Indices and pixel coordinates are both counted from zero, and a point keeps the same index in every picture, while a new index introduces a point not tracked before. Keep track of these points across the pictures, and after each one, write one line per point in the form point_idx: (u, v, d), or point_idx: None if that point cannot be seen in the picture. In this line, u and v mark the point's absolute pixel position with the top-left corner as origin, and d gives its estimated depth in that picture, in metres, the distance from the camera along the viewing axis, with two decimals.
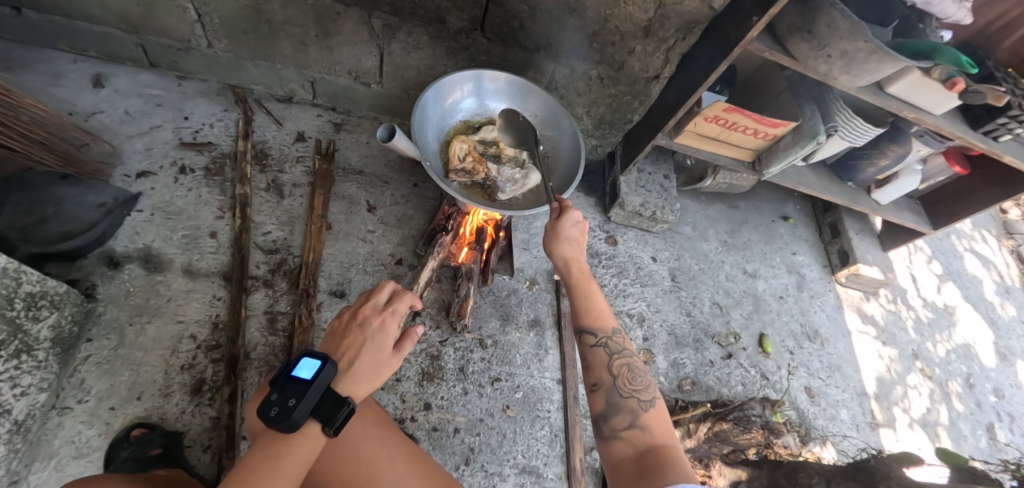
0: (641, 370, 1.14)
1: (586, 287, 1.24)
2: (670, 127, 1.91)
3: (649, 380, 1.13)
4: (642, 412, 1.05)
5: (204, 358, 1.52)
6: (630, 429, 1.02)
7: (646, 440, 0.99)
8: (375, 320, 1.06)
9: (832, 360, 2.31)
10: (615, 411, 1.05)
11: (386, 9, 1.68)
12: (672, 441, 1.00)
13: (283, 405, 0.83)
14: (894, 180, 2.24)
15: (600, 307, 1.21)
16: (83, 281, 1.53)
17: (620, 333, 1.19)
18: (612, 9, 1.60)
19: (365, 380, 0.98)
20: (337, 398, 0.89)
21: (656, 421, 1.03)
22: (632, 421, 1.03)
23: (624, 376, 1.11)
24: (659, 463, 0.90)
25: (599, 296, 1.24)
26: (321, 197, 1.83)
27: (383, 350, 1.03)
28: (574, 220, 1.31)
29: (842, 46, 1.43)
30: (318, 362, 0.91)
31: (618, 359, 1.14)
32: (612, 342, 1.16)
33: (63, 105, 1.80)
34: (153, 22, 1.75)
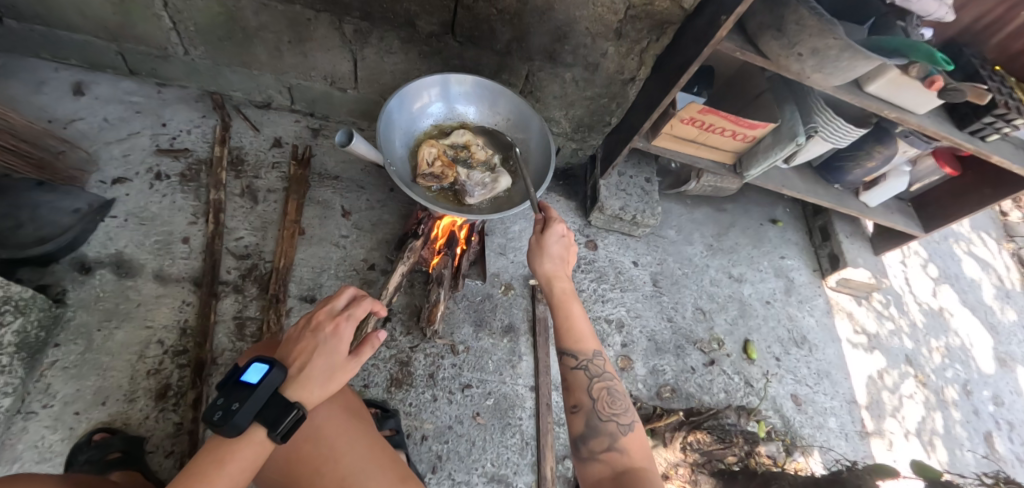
0: (621, 393, 1.16)
1: (569, 308, 1.24)
2: (646, 129, 1.89)
3: (628, 403, 1.15)
4: (620, 435, 1.07)
5: (170, 363, 1.52)
6: (608, 451, 1.05)
7: (623, 464, 1.01)
8: (329, 324, 1.03)
9: (821, 367, 2.25)
10: (593, 433, 1.08)
11: (356, 15, 1.68)
12: (648, 465, 1.02)
13: (225, 410, 0.82)
14: (882, 182, 2.18)
15: (583, 329, 1.22)
16: (54, 287, 1.54)
17: (601, 356, 1.20)
18: (581, 11, 1.59)
19: (316, 385, 0.95)
20: (282, 402, 0.87)
21: (634, 445, 1.06)
22: (610, 444, 1.06)
23: (604, 399, 1.13)
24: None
25: (582, 317, 1.24)
26: (295, 202, 1.84)
27: (337, 355, 0.99)
28: (559, 237, 1.30)
29: (812, 44, 1.40)
30: (265, 366, 0.89)
31: (597, 382, 1.16)
32: (592, 365, 1.17)
33: (44, 112, 1.83)
34: (131, 30, 1.76)
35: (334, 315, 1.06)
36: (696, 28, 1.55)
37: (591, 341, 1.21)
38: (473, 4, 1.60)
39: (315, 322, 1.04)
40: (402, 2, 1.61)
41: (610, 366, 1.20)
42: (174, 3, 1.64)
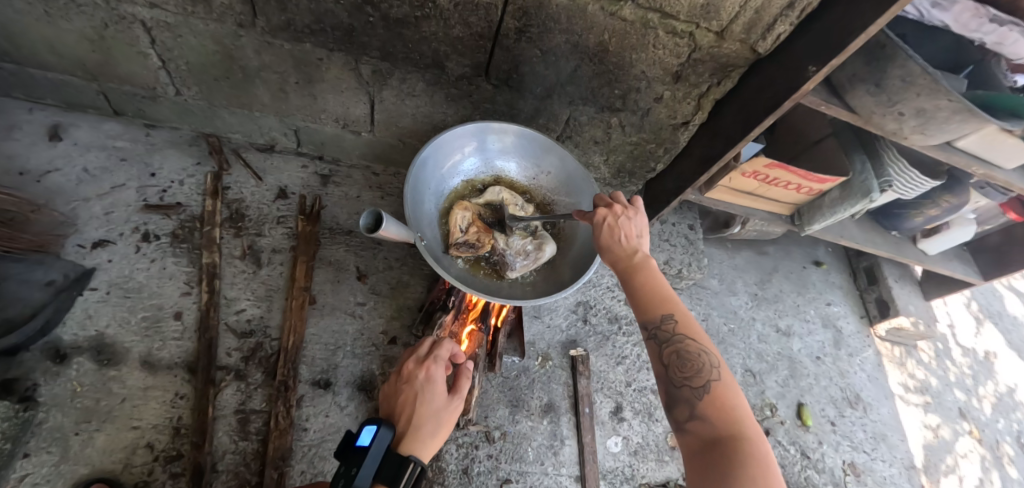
0: (701, 350, 0.90)
1: (633, 273, 1.03)
2: (702, 182, 1.71)
3: (713, 360, 0.89)
4: (700, 401, 0.83)
5: (162, 472, 1.30)
6: (692, 421, 0.82)
7: (712, 436, 0.78)
8: (420, 372, 1.15)
9: (878, 430, 2.07)
10: (672, 402, 0.87)
11: (376, 54, 1.44)
12: (746, 431, 0.77)
13: (346, 476, 0.90)
14: (945, 230, 2.00)
15: (653, 292, 1.00)
16: (22, 381, 1.30)
17: (675, 317, 0.95)
18: (639, 53, 1.38)
19: (426, 435, 1.04)
20: (398, 458, 0.95)
21: (728, 411, 0.81)
22: (692, 412, 0.83)
23: (678, 363, 0.89)
24: (728, 473, 0.70)
25: (652, 278, 1.02)
26: (303, 265, 1.62)
27: (436, 400, 1.10)
28: (605, 217, 1.09)
29: (918, 104, 1.22)
30: (373, 426, 0.97)
31: (669, 347, 0.92)
32: (663, 331, 0.94)
33: (14, 162, 1.58)
34: (113, 69, 1.51)
35: (422, 361, 1.18)
36: (772, 77, 1.34)
37: (664, 302, 0.98)
38: (514, 45, 1.37)
39: (407, 374, 1.16)
40: (431, 42, 1.37)
41: (689, 325, 0.94)
42: (162, 39, 1.39)
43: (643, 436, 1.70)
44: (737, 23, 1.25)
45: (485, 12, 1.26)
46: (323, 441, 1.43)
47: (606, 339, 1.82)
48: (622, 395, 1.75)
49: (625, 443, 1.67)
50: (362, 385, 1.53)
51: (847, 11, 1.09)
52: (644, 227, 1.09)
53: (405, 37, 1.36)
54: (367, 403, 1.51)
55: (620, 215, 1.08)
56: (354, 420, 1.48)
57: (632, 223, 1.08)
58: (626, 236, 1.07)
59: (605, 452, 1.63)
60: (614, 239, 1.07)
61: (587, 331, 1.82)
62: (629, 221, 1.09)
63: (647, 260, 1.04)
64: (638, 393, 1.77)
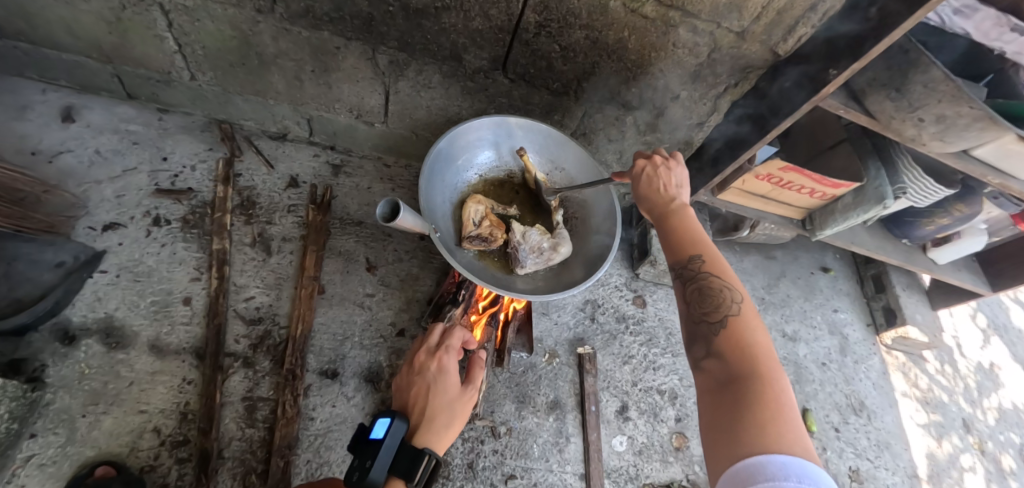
0: (727, 288, 0.90)
1: (666, 220, 1.07)
2: (715, 183, 1.71)
3: (739, 299, 0.87)
4: (716, 340, 0.83)
5: (168, 457, 1.30)
6: (707, 360, 0.82)
7: (724, 374, 0.77)
8: (432, 363, 1.19)
9: (881, 437, 2.06)
10: (692, 341, 0.88)
11: (394, 44, 1.43)
12: (761, 374, 0.73)
13: (361, 469, 0.93)
14: (956, 239, 2.00)
15: (682, 236, 1.02)
16: (31, 362, 1.30)
17: (703, 256, 0.97)
18: (658, 52, 1.37)
19: (440, 425, 1.08)
20: (413, 450, 0.98)
21: (745, 349, 0.79)
22: (708, 352, 0.83)
23: (700, 300, 0.90)
24: (730, 409, 0.70)
25: (681, 222, 1.05)
26: (313, 255, 1.61)
27: (449, 390, 1.14)
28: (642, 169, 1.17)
29: (939, 110, 1.20)
30: (387, 418, 1.00)
31: (694, 284, 0.94)
32: (689, 269, 0.96)
33: (26, 142, 1.58)
34: (128, 52, 1.50)
35: (433, 352, 1.23)
36: (792, 80, 1.33)
37: (691, 244, 1.00)
38: (533, 39, 1.36)
39: (419, 365, 1.20)
40: (450, 33, 1.37)
41: (717, 264, 0.94)
42: (178, 23, 1.38)
43: (648, 436, 1.69)
44: (758, 24, 1.25)
45: (505, 4, 1.25)
46: (329, 431, 1.42)
47: (613, 338, 1.81)
48: (628, 395, 1.74)
49: (630, 442, 1.66)
50: (369, 376, 1.52)
51: (872, 14, 1.08)
52: (686, 178, 1.14)
53: (424, 28, 1.35)
54: (374, 395, 1.51)
55: (659, 165, 1.13)
56: (361, 411, 1.48)
57: (673, 175, 1.13)
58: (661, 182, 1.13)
59: (610, 451, 1.63)
60: (655, 188, 1.12)
61: (595, 329, 1.81)
62: (671, 174, 1.13)
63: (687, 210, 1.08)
64: (644, 393, 1.76)
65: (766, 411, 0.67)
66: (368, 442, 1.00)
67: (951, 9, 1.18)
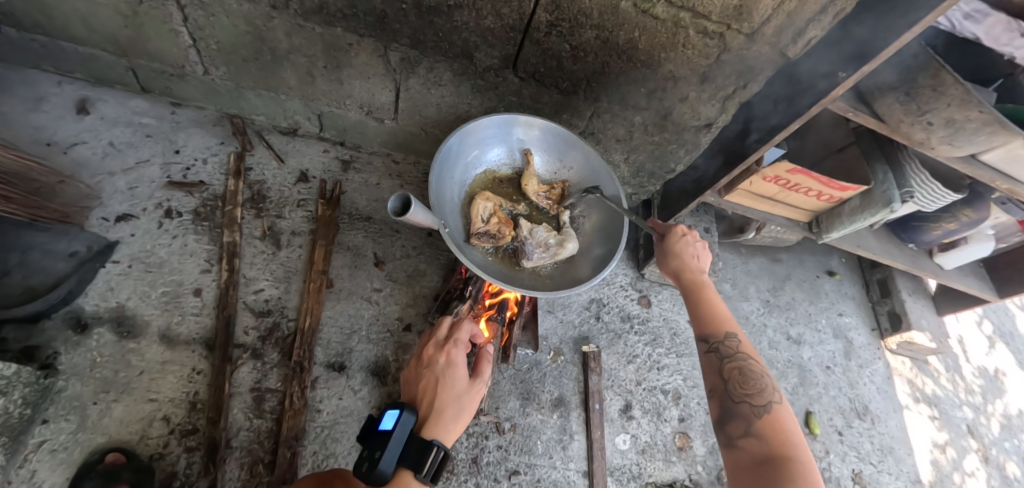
0: (761, 372, 1.08)
1: (700, 295, 1.25)
2: (722, 184, 1.72)
3: (772, 383, 1.06)
4: (757, 418, 0.99)
5: (177, 446, 1.31)
6: (745, 436, 0.98)
7: (765, 451, 0.93)
8: (441, 356, 1.21)
9: (885, 442, 2.06)
10: (729, 415, 1.03)
11: (406, 42, 1.44)
12: (797, 453, 0.90)
13: (371, 459, 0.95)
14: (963, 244, 1.99)
15: (718, 316, 1.20)
16: (44, 349, 1.32)
17: (737, 337, 1.15)
18: (668, 52, 1.38)
19: (450, 418, 1.09)
20: (422, 442, 1.00)
21: (780, 431, 0.96)
22: (748, 429, 0.98)
23: (741, 381, 1.07)
24: (780, 485, 0.84)
25: (713, 301, 1.23)
26: (321, 249, 1.63)
27: (457, 384, 1.16)
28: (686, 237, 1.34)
29: (948, 114, 1.21)
30: (397, 411, 1.02)
31: (731, 363, 1.11)
32: (726, 348, 1.13)
33: (42, 133, 1.60)
34: (143, 46, 1.52)
35: (441, 346, 1.24)
36: (801, 82, 1.33)
37: (725, 324, 1.18)
38: (543, 38, 1.37)
39: (428, 359, 1.22)
40: (462, 31, 1.38)
41: (749, 348, 1.13)
42: (194, 18, 1.39)
43: (651, 435, 1.70)
44: (768, 25, 1.26)
45: (517, 3, 1.26)
46: (335, 423, 1.44)
47: (618, 337, 1.82)
48: (632, 394, 1.74)
49: (634, 441, 1.67)
50: (375, 370, 1.54)
51: (884, 16, 1.08)
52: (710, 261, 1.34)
53: (436, 25, 1.36)
54: (380, 389, 1.52)
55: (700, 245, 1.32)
56: (367, 404, 1.49)
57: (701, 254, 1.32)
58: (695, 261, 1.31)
59: (613, 449, 1.63)
60: (693, 264, 1.29)
61: (599, 328, 1.82)
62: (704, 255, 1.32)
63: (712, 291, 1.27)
64: (648, 392, 1.77)
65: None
66: (377, 434, 1.02)
67: (962, 14, 1.18)
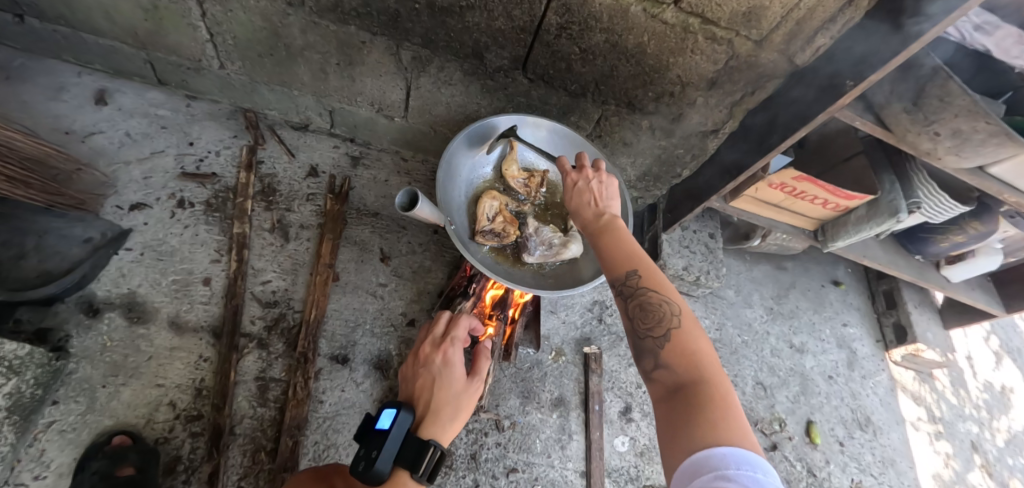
0: (664, 300, 0.85)
1: (601, 236, 1.03)
2: (727, 190, 1.73)
3: (677, 309, 0.84)
4: (663, 350, 0.80)
5: (182, 431, 1.34)
6: (660, 373, 0.80)
7: (678, 385, 0.75)
8: (437, 355, 1.22)
9: (887, 454, 2.05)
10: (642, 357, 0.84)
11: (417, 41, 1.47)
12: (705, 377, 0.73)
13: (367, 458, 0.96)
14: (971, 257, 1.97)
15: (614, 246, 0.99)
16: (56, 332, 1.35)
17: (637, 270, 0.92)
18: (676, 57, 1.39)
19: (447, 418, 1.11)
20: (419, 442, 1.01)
21: (690, 357, 0.77)
22: (659, 362, 0.80)
23: (642, 315, 0.86)
24: (686, 421, 0.67)
25: (614, 235, 1.02)
26: (329, 243, 1.65)
27: (456, 383, 1.17)
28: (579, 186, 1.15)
29: (955, 125, 1.21)
30: (394, 410, 1.03)
31: (629, 296, 0.90)
32: (624, 280, 0.92)
33: (61, 122, 1.65)
34: (162, 39, 1.55)
35: (438, 344, 1.25)
36: (810, 90, 1.34)
37: (623, 253, 0.97)
38: (553, 41, 1.39)
39: (424, 358, 1.23)
40: (473, 32, 1.40)
41: (651, 278, 0.89)
42: (212, 13, 1.43)
43: (650, 438, 1.70)
44: (777, 33, 1.27)
45: (528, 6, 1.28)
46: (337, 415, 1.46)
47: (620, 339, 1.83)
48: (632, 396, 1.75)
49: (632, 443, 1.67)
50: (378, 364, 1.56)
51: (889, 26, 1.09)
52: (614, 190, 1.14)
53: (448, 25, 1.39)
54: (382, 382, 1.54)
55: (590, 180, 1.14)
56: (369, 397, 1.51)
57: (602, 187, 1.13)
58: (593, 202, 1.11)
59: (612, 451, 1.64)
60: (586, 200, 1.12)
61: (602, 330, 1.82)
62: (603, 187, 1.13)
63: (612, 218, 1.06)
64: (647, 395, 1.77)
65: (716, 410, 0.65)
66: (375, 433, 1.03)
67: (971, 26, 1.18)
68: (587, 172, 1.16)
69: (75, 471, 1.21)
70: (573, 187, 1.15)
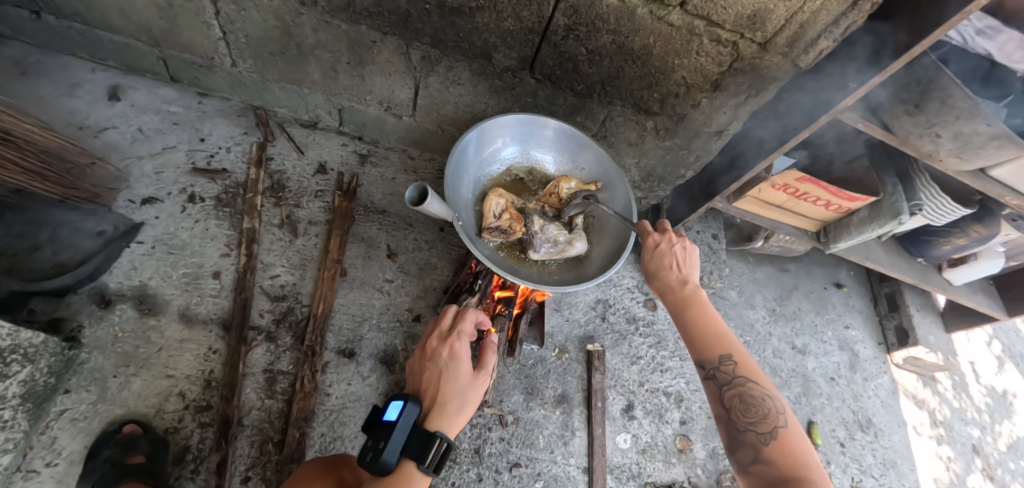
0: (764, 395, 1.03)
1: (690, 309, 1.16)
2: (730, 191, 1.75)
3: (777, 405, 1.01)
4: (764, 446, 0.96)
5: (191, 421, 1.36)
6: (757, 465, 0.95)
7: (777, 477, 0.91)
8: (444, 349, 1.23)
9: (887, 456, 2.05)
10: (737, 445, 1.00)
11: (427, 41, 1.50)
12: (808, 473, 0.89)
13: (375, 449, 1.00)
14: (973, 260, 1.98)
15: (708, 332, 1.13)
16: (69, 322, 1.38)
17: (733, 358, 1.08)
18: (681, 59, 1.41)
19: (454, 412, 1.12)
20: (425, 434, 1.03)
21: (792, 457, 0.93)
22: (757, 456, 0.96)
23: (743, 408, 1.03)
24: None
25: (703, 312, 1.16)
26: (337, 239, 1.68)
27: (462, 376, 1.18)
28: (660, 248, 1.24)
29: (956, 127, 1.23)
30: (400, 402, 1.05)
31: (731, 390, 1.05)
32: (724, 372, 1.07)
33: (75, 117, 1.67)
34: (176, 37, 1.58)
35: (445, 337, 1.26)
36: (813, 92, 1.36)
37: (721, 343, 1.11)
38: (561, 42, 1.42)
39: (432, 352, 1.24)
40: (482, 32, 1.43)
41: (749, 368, 1.06)
42: (226, 12, 1.46)
43: (652, 436, 1.71)
44: (781, 35, 1.30)
45: (537, 7, 1.30)
46: (343, 407, 1.48)
47: (623, 338, 1.84)
48: (634, 394, 1.76)
49: (635, 440, 1.69)
50: (384, 358, 1.58)
51: (890, 30, 1.11)
52: (694, 261, 1.25)
53: (458, 26, 1.41)
54: (389, 376, 1.56)
55: (675, 244, 1.24)
56: (375, 391, 1.53)
57: (688, 260, 1.24)
58: (676, 269, 1.22)
59: (615, 448, 1.66)
60: (664, 268, 1.23)
61: (605, 328, 1.84)
62: (687, 258, 1.24)
63: (698, 294, 1.18)
64: (650, 393, 1.78)
65: None
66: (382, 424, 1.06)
67: (973, 30, 1.20)
68: (669, 236, 1.25)
69: (87, 459, 1.23)
70: (653, 249, 1.25)
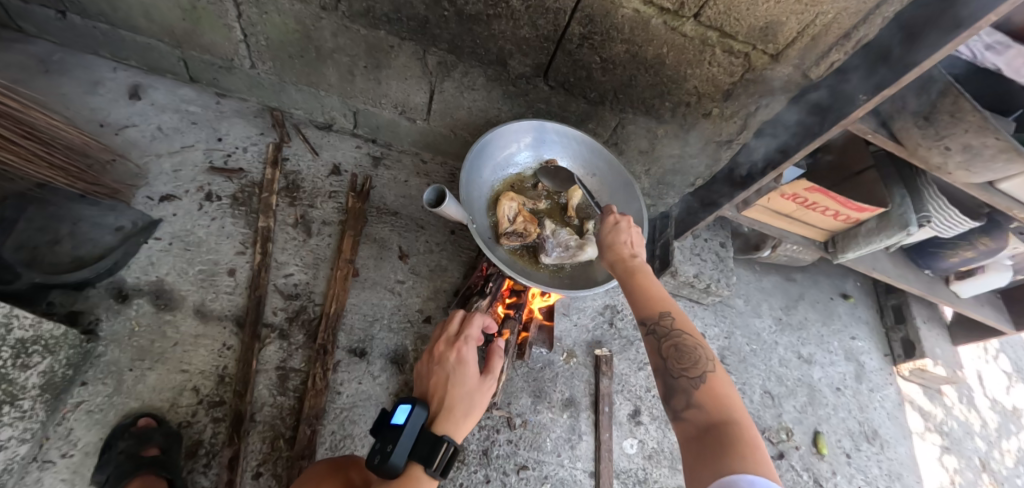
0: (696, 344, 0.97)
1: (635, 277, 1.15)
2: (739, 199, 1.76)
3: (707, 353, 0.95)
4: (695, 390, 0.89)
5: (204, 416, 1.38)
6: (689, 412, 0.87)
7: (708, 424, 0.83)
8: (451, 353, 1.23)
9: (893, 467, 2.05)
10: (671, 394, 0.92)
11: (444, 47, 1.53)
12: (734, 418, 0.82)
13: (383, 452, 1.00)
14: (980, 273, 2.01)
15: (648, 293, 1.10)
16: (87, 315, 1.40)
17: (671, 312, 1.04)
18: (694, 69, 1.43)
19: (460, 418, 1.13)
20: (432, 438, 1.04)
21: (720, 401, 0.86)
22: (689, 402, 0.88)
23: (677, 356, 0.96)
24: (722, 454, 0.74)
25: (646, 278, 1.14)
26: (350, 239, 1.70)
27: (469, 381, 1.19)
28: (619, 224, 1.27)
29: (965, 140, 1.25)
30: (409, 406, 1.07)
31: (667, 341, 0.99)
32: (662, 325, 1.02)
33: (96, 115, 1.71)
34: (197, 39, 1.62)
35: (452, 342, 1.26)
36: (824, 102, 1.37)
37: (659, 302, 1.07)
38: (576, 50, 1.44)
39: (438, 356, 1.25)
40: (498, 40, 1.46)
41: (684, 321, 1.02)
42: (248, 15, 1.49)
43: (658, 442, 1.72)
44: (793, 47, 1.32)
45: (554, 15, 1.33)
46: (354, 406, 1.49)
47: (630, 344, 1.85)
48: (641, 400, 1.77)
49: (641, 446, 1.69)
50: (394, 358, 1.59)
51: (902, 44, 1.13)
52: (637, 238, 1.26)
53: (475, 33, 1.45)
54: (398, 376, 1.57)
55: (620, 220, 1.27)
56: (385, 391, 1.54)
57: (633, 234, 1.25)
58: (627, 244, 1.23)
59: (621, 453, 1.66)
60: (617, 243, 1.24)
61: (613, 334, 1.85)
62: (636, 234, 1.26)
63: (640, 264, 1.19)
64: (657, 399, 1.79)
65: (750, 448, 0.73)
66: (390, 427, 1.06)
67: (983, 45, 1.22)
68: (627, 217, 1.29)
69: (103, 451, 1.25)
70: (613, 224, 1.27)
